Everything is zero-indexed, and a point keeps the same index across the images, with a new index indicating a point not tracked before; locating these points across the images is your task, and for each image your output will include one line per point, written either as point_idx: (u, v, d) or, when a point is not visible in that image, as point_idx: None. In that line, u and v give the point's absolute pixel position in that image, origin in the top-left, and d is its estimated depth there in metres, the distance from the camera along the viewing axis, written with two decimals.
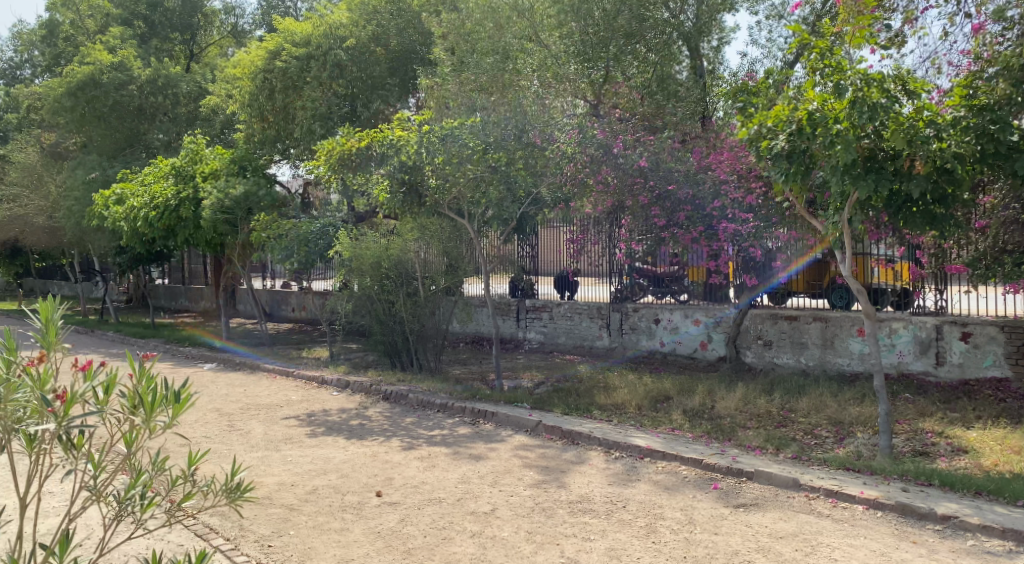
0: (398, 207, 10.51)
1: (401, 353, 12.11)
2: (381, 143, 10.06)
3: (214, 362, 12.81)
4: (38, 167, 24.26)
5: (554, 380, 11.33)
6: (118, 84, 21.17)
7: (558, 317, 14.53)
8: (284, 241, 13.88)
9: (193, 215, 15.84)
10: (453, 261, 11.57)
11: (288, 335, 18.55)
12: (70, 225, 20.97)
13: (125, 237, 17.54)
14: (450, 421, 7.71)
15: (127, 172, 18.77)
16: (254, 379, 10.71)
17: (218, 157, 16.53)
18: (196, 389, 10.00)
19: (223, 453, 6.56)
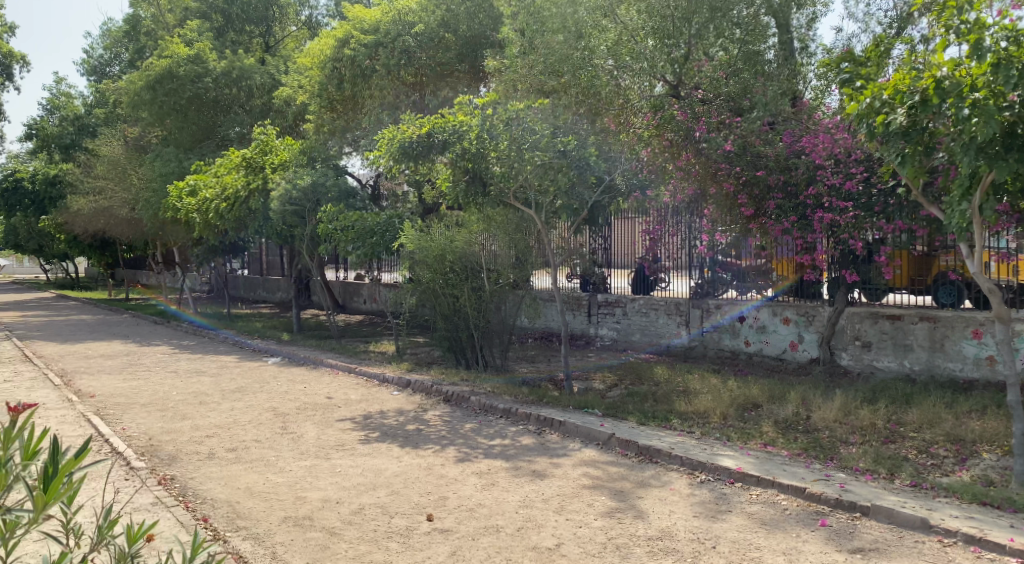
0: (461, 196, 9.91)
1: (467, 350, 11.55)
2: (445, 129, 9.41)
3: (279, 356, 12.54)
4: (122, 159, 24.87)
5: (629, 382, 10.53)
6: (195, 76, 21.41)
7: (632, 312, 13.71)
8: (351, 233, 13.55)
9: (263, 207, 15.68)
10: (521, 255, 11.05)
11: (356, 328, 18.31)
12: (149, 217, 21.37)
13: (199, 228, 17.63)
14: (513, 430, 7.05)
15: (202, 164, 18.89)
16: (315, 375, 10.33)
17: (288, 148, 16.36)
18: (255, 385, 9.68)
19: (270, 461, 6.10)
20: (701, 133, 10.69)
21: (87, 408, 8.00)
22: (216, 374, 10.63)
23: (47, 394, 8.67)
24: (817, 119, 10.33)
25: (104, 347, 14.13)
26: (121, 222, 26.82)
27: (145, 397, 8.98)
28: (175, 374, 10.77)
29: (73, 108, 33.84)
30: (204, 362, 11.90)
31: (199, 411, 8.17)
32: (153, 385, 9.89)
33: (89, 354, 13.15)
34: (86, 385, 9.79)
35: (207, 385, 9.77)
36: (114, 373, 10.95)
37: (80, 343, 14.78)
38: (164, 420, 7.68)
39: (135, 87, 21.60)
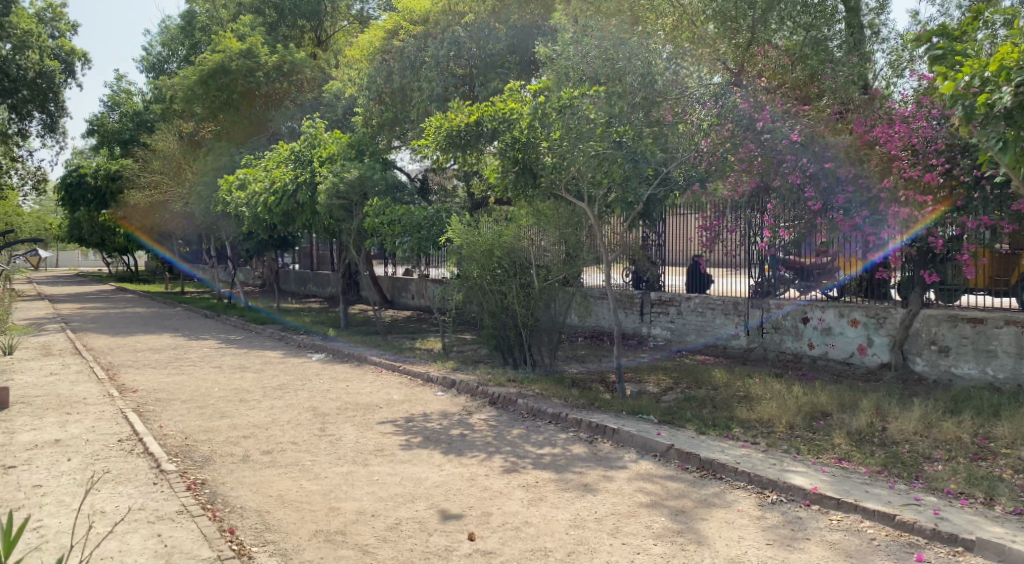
0: (510, 188, 9.46)
1: (514, 350, 11.12)
2: (493, 117, 9.13)
3: (323, 352, 12.32)
4: (176, 154, 25.19)
5: (685, 386, 9.96)
6: (247, 71, 21.55)
7: (688, 312, 13.09)
8: (397, 227, 13.26)
9: (310, 201, 15.50)
10: (572, 250, 10.58)
11: (404, 323, 18.09)
12: (201, 211, 21.57)
13: (248, 222, 17.65)
14: (563, 437, 6.60)
15: (252, 158, 18.90)
16: (357, 373, 10.05)
17: (336, 141, 16.21)
18: (297, 382, 9.45)
19: (305, 467, 5.78)
20: (763, 123, 9.96)
21: (126, 404, 7.85)
22: (259, 370, 10.44)
23: (90, 388, 8.57)
24: (892, 106, 9.55)
25: (153, 340, 14.16)
26: (176, 216, 27.22)
27: (187, 393, 8.81)
28: (219, 369, 10.63)
29: (133, 104, 34.56)
30: (249, 357, 11.76)
31: (239, 409, 7.96)
32: (196, 380, 9.73)
33: (137, 347, 13.17)
34: (130, 379, 9.70)
35: (250, 381, 9.57)
36: (160, 367, 10.87)
37: (130, 337, 14.85)
38: (202, 418, 7.46)
39: (189, 82, 21.79)
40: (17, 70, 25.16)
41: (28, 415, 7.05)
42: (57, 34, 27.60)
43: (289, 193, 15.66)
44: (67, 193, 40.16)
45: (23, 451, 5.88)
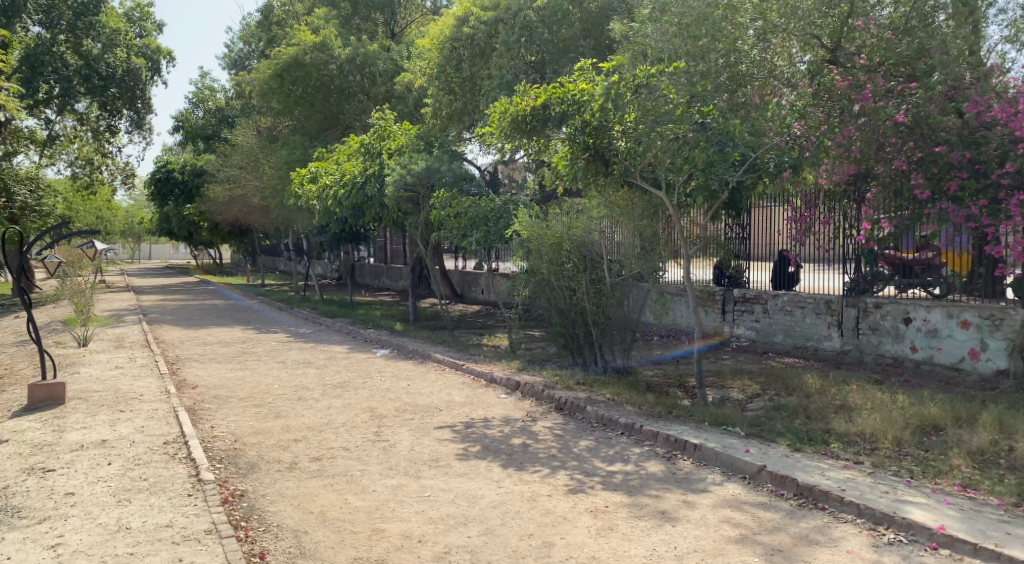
0: (580, 177, 8.80)
1: (584, 350, 10.47)
2: (562, 100, 8.54)
3: (388, 348, 11.96)
4: (254, 148, 25.49)
5: (772, 393, 9.08)
6: (320, 64, 21.54)
7: (774, 310, 12.14)
8: (464, 220, 12.78)
9: (377, 193, 15.18)
10: (648, 243, 9.71)
11: (473, 318, 17.69)
12: (275, 204, 21.73)
13: (318, 216, 17.56)
14: (636, 452, 5.92)
15: (323, 151, 18.83)
16: (420, 371, 9.62)
17: (405, 132, 15.85)
18: (358, 379, 9.08)
19: (353, 477, 5.31)
20: (861, 104, 8.94)
21: (182, 401, 7.62)
22: (321, 367, 10.13)
23: (150, 383, 8.41)
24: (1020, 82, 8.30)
25: (224, 333, 14.17)
26: (253, 210, 27.65)
27: (245, 390, 8.55)
28: (283, 365, 10.39)
29: (215, 101, 35.44)
30: (314, 352, 11.51)
31: (294, 408, 7.62)
32: (257, 376, 9.48)
33: (207, 340, 13.16)
34: (193, 374, 9.54)
35: (310, 377, 9.26)
36: (225, 361, 10.72)
37: (202, 329, 14.94)
38: (256, 418, 7.13)
39: (265, 76, 21.98)
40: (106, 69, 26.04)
41: (82, 412, 6.87)
42: (143, 33, 28.38)
43: (357, 185, 15.43)
44: (156, 189, 41.67)
45: (67, 452, 5.64)
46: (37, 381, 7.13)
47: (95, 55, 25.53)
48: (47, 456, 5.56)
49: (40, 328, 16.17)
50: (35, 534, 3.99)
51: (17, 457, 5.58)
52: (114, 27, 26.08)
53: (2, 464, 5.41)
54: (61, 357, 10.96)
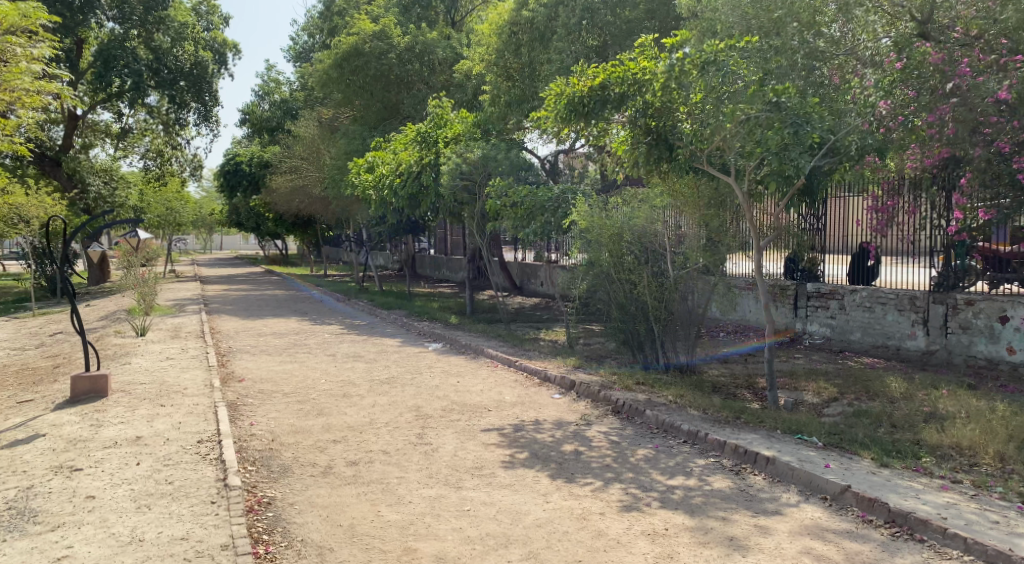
0: (642, 164, 8.28)
1: (645, 347, 9.89)
2: (622, 80, 7.95)
3: (441, 342, 11.60)
4: (316, 139, 25.69)
5: (852, 397, 8.32)
6: (379, 53, 21.36)
7: (851, 307, 11.24)
8: (521, 210, 12.32)
9: (433, 183, 14.85)
10: (714, 235, 9.14)
11: (531, 312, 17.23)
12: (335, 194, 21.70)
13: (375, 207, 17.38)
14: (701, 464, 5.35)
15: (381, 141, 18.61)
16: (471, 367, 9.19)
17: (462, 121, 15.45)
18: (406, 375, 8.72)
19: (389, 485, 4.91)
20: (957, 82, 7.85)
21: (225, 396, 7.39)
22: (370, 361, 9.83)
23: (196, 376, 8.24)
24: None
25: (279, 324, 14.10)
26: (315, 202, 27.81)
27: (291, 384, 8.30)
28: (332, 358, 10.14)
29: (280, 94, 35.86)
30: (365, 345, 11.25)
31: (338, 405, 7.30)
32: (305, 370, 9.23)
33: (262, 331, 13.07)
34: (241, 366, 9.36)
35: (358, 372, 8.95)
36: (275, 353, 10.56)
37: (259, 320, 14.90)
38: (298, 416, 6.83)
39: (325, 66, 21.93)
40: (174, 62, 26.51)
41: (123, 406, 6.70)
42: (210, 27, 28.73)
43: (413, 175, 15.12)
44: (225, 181, 42.60)
45: (99, 449, 5.42)
46: (80, 373, 7.01)
47: (163, 49, 26.09)
48: (79, 453, 5.35)
49: (106, 317, 16.48)
50: (44, 544, 3.71)
51: (48, 454, 5.39)
52: (182, 21, 26.38)
53: (33, 461, 5.22)
54: (117, 347, 11.00)
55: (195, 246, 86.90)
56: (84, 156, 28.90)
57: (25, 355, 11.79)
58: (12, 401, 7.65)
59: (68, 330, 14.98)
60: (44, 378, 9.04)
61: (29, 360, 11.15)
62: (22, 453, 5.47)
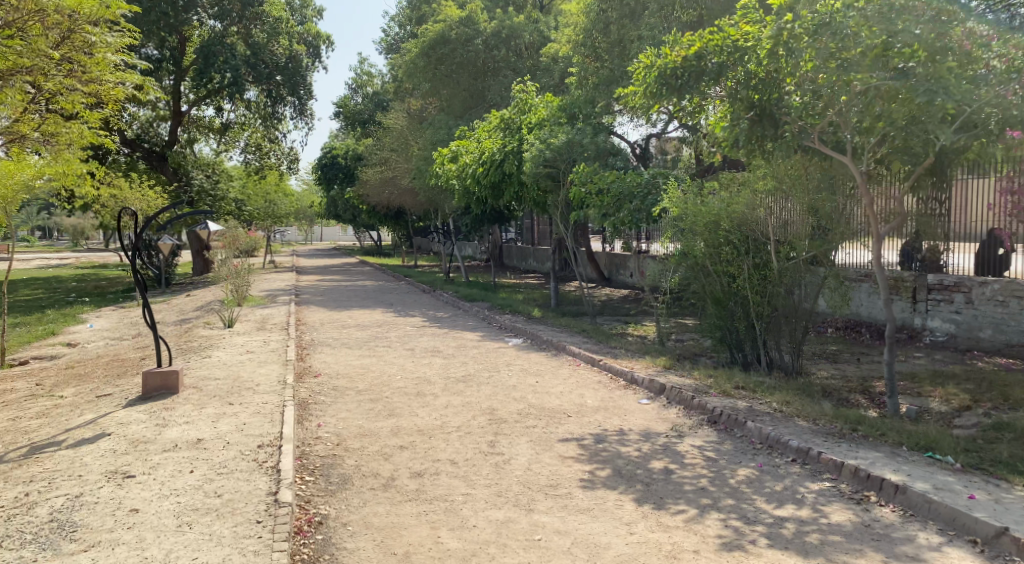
0: (743, 141, 7.41)
1: (745, 345, 9.02)
2: (721, 48, 7.19)
3: (523, 337, 11.07)
4: (404, 129, 25.72)
5: (989, 407, 7.23)
6: (466, 40, 20.95)
7: (980, 301, 9.97)
8: (608, 197, 11.61)
9: (516, 170, 14.29)
10: (824, 223, 8.18)
11: (620, 305, 16.46)
12: (421, 184, 21.51)
13: (459, 196, 17.04)
14: (814, 490, 4.57)
15: (466, 129, 18.22)
16: (553, 365, 8.62)
17: (547, 105, 14.84)
18: (484, 373, 8.24)
19: (453, 503, 4.40)
20: None
21: (296, 394, 7.11)
22: (449, 356, 9.41)
23: (269, 371, 8.02)
24: None
25: (363, 316, 13.94)
26: (404, 193, 27.83)
27: (365, 381, 7.96)
28: (410, 353, 9.78)
29: (372, 86, 36.19)
30: (445, 339, 10.85)
31: (409, 405, 6.88)
32: (381, 365, 8.90)
33: (345, 323, 12.92)
34: (318, 360, 9.13)
35: (435, 369, 8.53)
36: (354, 346, 10.30)
37: (344, 311, 14.82)
38: (366, 417, 6.45)
39: (412, 55, 21.74)
40: (269, 57, 27.03)
41: (191, 403, 6.50)
42: (304, 20, 29.13)
43: (497, 163, 14.64)
44: (321, 174, 43.59)
45: (157, 453, 5.16)
46: (152, 369, 6.87)
47: (259, 43, 26.66)
48: (136, 457, 5.11)
49: (201, 307, 16.87)
50: None
51: (108, 456, 5.17)
52: (276, 16, 26.80)
53: (91, 464, 5.02)
54: (203, 339, 11.05)
55: (296, 238, 90.02)
56: (188, 150, 29.99)
57: (121, 346, 12.06)
58: (93, 394, 7.64)
59: (165, 320, 15.37)
60: (130, 369, 9.09)
61: (122, 350, 11.37)
62: (83, 454, 5.28)
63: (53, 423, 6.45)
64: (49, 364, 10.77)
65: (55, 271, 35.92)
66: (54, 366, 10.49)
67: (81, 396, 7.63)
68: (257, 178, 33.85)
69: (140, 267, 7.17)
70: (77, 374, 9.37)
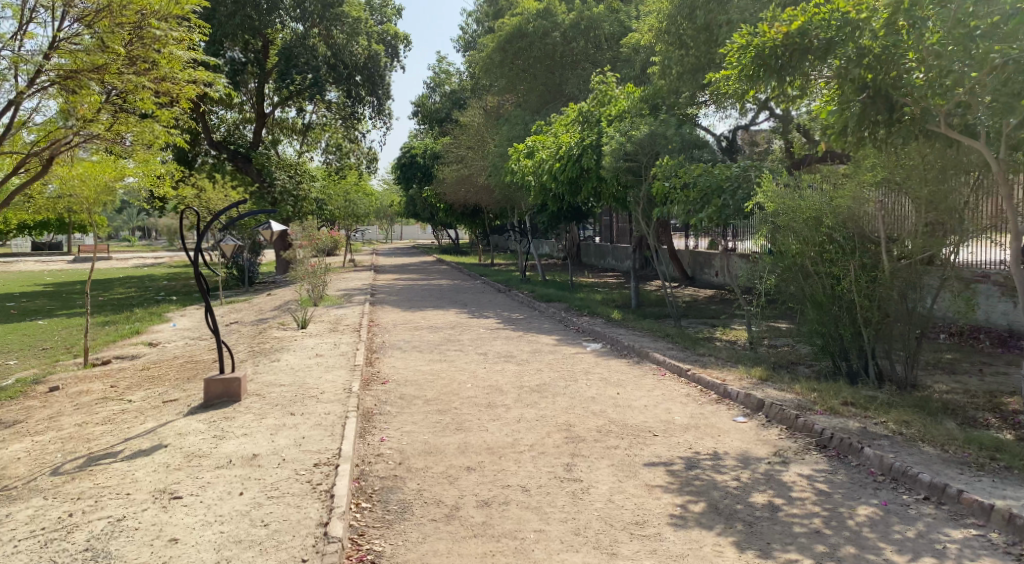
0: (852, 128, 6.61)
1: (851, 354, 8.11)
2: (827, 22, 6.33)
3: (602, 342, 10.44)
4: (481, 127, 25.51)
5: None
6: (543, 33, 20.31)
7: None
8: (692, 193, 10.89)
9: (595, 165, 13.63)
10: (943, 215, 7.22)
11: (705, 307, 15.56)
12: (497, 181, 21.09)
13: (535, 194, 16.51)
14: (957, 540, 3.79)
15: (543, 124, 17.66)
16: (635, 374, 7.96)
17: (627, 96, 14.13)
18: (560, 382, 7.65)
19: (522, 542, 3.85)
20: None
21: (361, 403, 6.72)
22: (523, 362, 8.88)
23: (335, 377, 7.67)
24: None
25: (437, 317, 13.58)
26: (479, 191, 27.47)
27: (434, 389, 7.51)
28: (483, 358, 9.29)
29: (450, 84, 36.00)
30: (519, 344, 10.31)
31: (479, 418, 6.38)
32: (452, 371, 8.45)
33: (417, 325, 12.57)
34: (387, 365, 8.76)
35: (507, 377, 8.01)
36: (424, 350, 9.90)
37: (418, 312, 14.53)
38: (432, 431, 5.98)
39: (488, 51, 21.31)
40: (349, 58, 27.15)
41: (252, 413, 6.19)
42: (383, 20, 29.22)
43: (574, 158, 14.02)
44: (400, 173, 43.88)
45: (209, 470, 4.83)
46: (215, 375, 6.62)
47: (339, 43, 26.83)
48: (187, 474, 4.78)
49: (279, 306, 16.95)
50: None
51: (160, 472, 4.88)
52: (355, 16, 26.97)
53: (141, 480, 4.73)
54: (275, 341, 10.89)
55: (378, 236, 91.72)
56: (273, 151, 30.54)
57: (198, 346, 12.07)
58: (161, 399, 7.49)
59: (243, 320, 15.44)
60: (203, 372, 8.97)
61: (199, 351, 11.35)
62: (136, 468, 5.01)
63: (115, 431, 6.25)
64: (128, 365, 10.83)
65: (150, 270, 37.47)
66: (132, 366, 10.53)
67: (151, 400, 7.49)
68: (337, 178, 34.23)
69: (202, 268, 6.91)
70: (151, 376, 9.31)
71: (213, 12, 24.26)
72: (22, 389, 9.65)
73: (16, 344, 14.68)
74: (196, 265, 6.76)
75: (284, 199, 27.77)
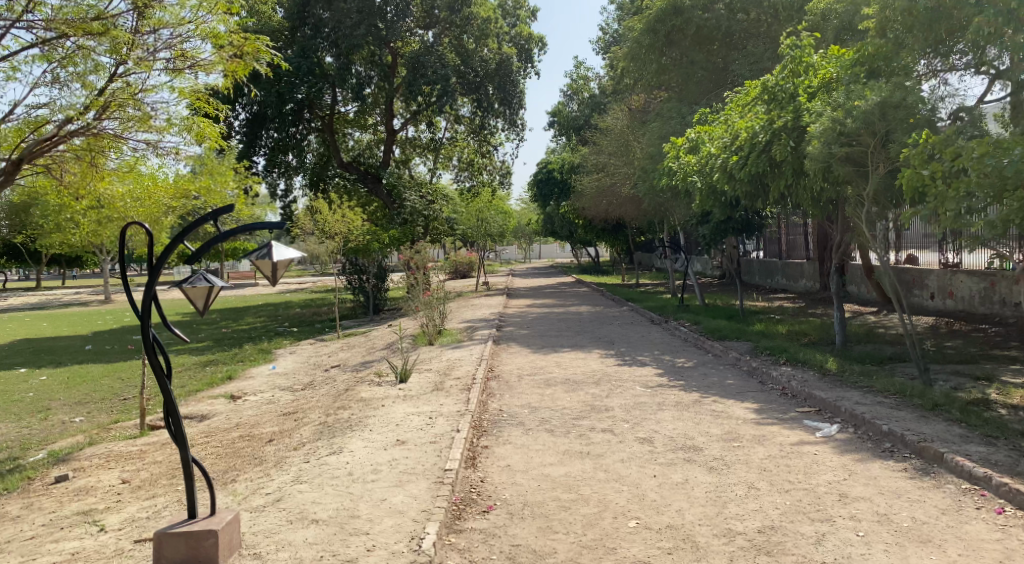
0: None
1: None
2: None
3: (831, 418, 6.80)
4: (625, 130, 21.58)
5: None
6: (705, 6, 16.74)
7: None
8: (962, 185, 7.05)
9: (792, 155, 10.06)
10: None
11: (945, 350, 11.37)
12: (645, 189, 17.66)
13: (699, 201, 13.07)
14: None
15: (707, 112, 14.16)
16: (940, 514, 4.33)
17: (836, 60, 10.35)
18: (805, 528, 4.18)
19: None
20: None
21: None
22: (716, 467, 5.42)
23: (406, 502, 4.58)
24: None
25: (577, 364, 10.30)
26: (624, 201, 23.93)
27: (572, 529, 4.29)
28: (651, 450, 5.90)
29: (589, 90, 32.58)
30: (701, 419, 6.89)
31: None
32: (602, 480, 5.19)
33: (552, 376, 9.44)
34: (500, 465, 5.60)
35: (699, 505, 4.61)
36: (559, 428, 6.68)
37: (552, 354, 11.41)
38: None
39: (635, 33, 17.95)
40: (480, 63, 24.59)
41: None
42: (516, 23, 26.24)
43: (759, 147, 10.60)
44: (538, 190, 41.22)
45: None
46: (177, 525, 3.82)
47: (469, 50, 24.32)
48: None
49: (392, 343, 14.37)
50: None
51: None
52: (485, 17, 24.41)
53: None
54: (358, 405, 8.04)
55: (515, 255, 90.21)
56: (403, 171, 28.63)
57: (276, 405, 9.50)
58: (138, 533, 4.68)
59: (347, 362, 12.90)
60: (241, 465, 6.20)
61: (269, 415, 8.74)
62: None
63: None
64: (179, 436, 8.37)
65: (287, 296, 36.98)
66: (177, 441, 8.04)
67: (122, 535, 4.69)
68: (470, 198, 31.88)
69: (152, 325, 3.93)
70: (179, 466, 6.66)
71: (338, 24, 22.31)
72: (35, 472, 7.34)
73: (103, 391, 12.96)
74: (145, 330, 3.94)
75: (415, 219, 25.00)
